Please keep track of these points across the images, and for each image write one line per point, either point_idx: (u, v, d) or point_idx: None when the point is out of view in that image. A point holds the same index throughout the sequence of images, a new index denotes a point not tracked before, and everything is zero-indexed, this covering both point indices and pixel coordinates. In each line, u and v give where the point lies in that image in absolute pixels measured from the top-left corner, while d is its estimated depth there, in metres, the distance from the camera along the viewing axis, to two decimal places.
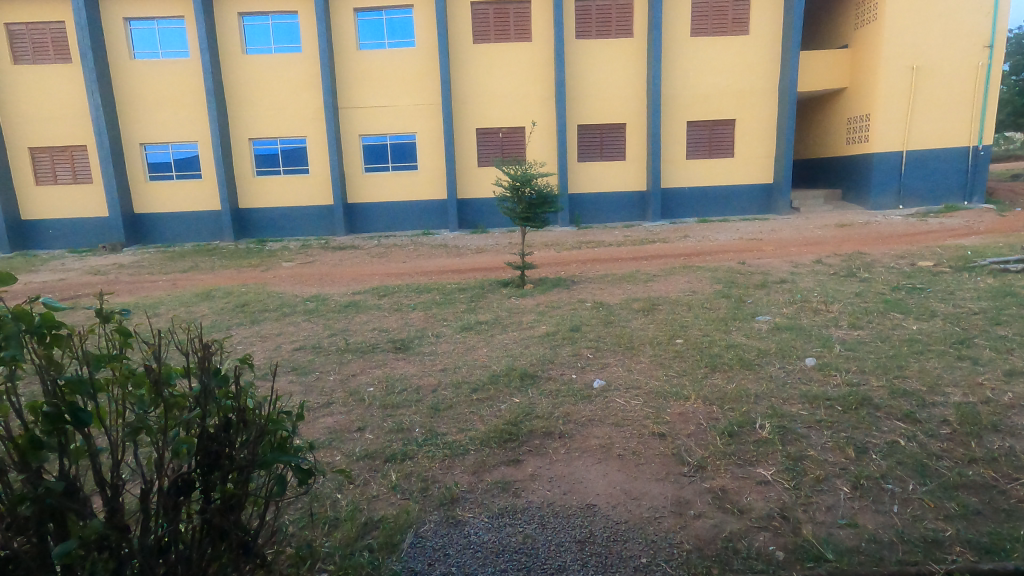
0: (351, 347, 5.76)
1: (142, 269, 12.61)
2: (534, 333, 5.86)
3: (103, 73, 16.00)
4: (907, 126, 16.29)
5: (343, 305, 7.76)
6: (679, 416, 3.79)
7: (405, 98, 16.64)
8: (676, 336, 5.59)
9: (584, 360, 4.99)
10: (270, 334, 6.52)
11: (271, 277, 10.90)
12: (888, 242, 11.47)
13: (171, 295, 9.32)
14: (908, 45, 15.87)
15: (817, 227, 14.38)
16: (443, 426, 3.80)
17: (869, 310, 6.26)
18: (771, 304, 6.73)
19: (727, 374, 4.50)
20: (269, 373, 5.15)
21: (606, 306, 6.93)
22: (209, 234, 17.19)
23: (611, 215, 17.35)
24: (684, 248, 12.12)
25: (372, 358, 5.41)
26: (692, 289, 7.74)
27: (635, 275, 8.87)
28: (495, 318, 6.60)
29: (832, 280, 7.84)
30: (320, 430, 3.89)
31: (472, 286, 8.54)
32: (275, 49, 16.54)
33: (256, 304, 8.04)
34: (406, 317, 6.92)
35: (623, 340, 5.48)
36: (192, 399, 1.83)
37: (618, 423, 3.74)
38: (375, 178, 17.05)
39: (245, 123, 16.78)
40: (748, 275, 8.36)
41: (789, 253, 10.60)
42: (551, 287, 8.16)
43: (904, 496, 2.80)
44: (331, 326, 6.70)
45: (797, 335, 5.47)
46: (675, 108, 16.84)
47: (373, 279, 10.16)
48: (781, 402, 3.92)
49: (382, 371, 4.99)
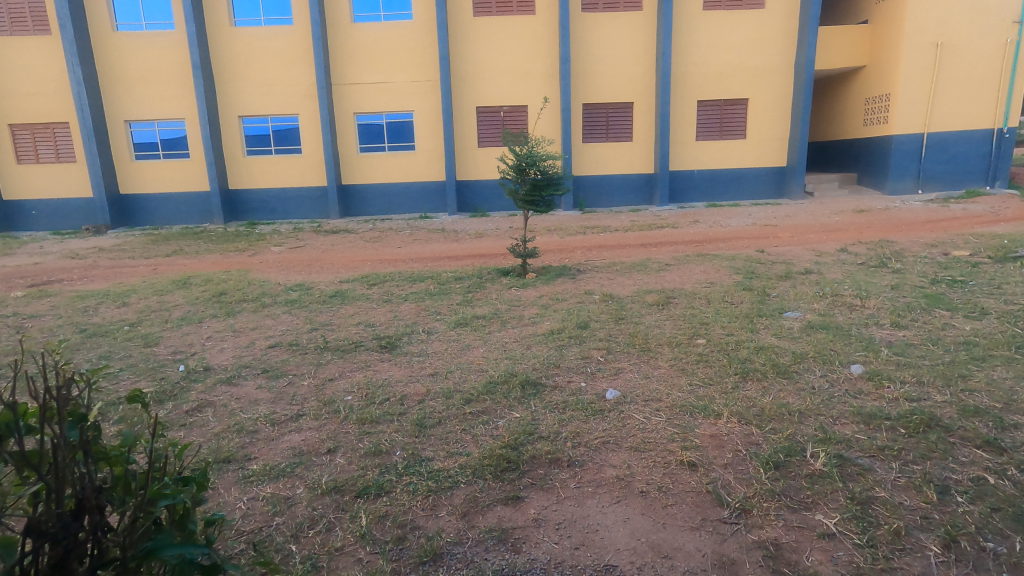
0: (332, 345, 5.14)
1: (124, 253, 12.00)
2: (537, 330, 5.21)
3: (84, 46, 15.22)
4: (929, 106, 15.50)
5: (328, 294, 7.13)
6: (711, 440, 3.16)
7: (401, 74, 15.82)
8: (698, 336, 4.96)
9: (594, 364, 4.35)
10: (244, 329, 5.88)
11: (257, 262, 10.28)
12: (912, 229, 10.81)
13: (146, 281, 8.67)
14: (933, 20, 15.02)
15: (833, 213, 13.69)
16: (428, 449, 3.19)
17: (912, 306, 5.61)
18: (799, 299, 6.07)
19: (762, 385, 3.86)
20: (234, 376, 4.52)
21: (616, 299, 6.29)
22: (198, 216, 16.51)
23: (617, 199, 16.64)
24: (694, 234, 11.47)
25: (355, 358, 4.79)
26: (709, 279, 7.08)
27: (646, 263, 8.21)
28: (493, 312, 5.96)
29: (862, 271, 7.18)
30: (282, 452, 3.26)
31: (469, 275, 7.86)
32: (264, 21, 15.68)
33: (234, 293, 7.39)
34: (396, 310, 6.28)
35: (637, 340, 4.84)
36: (40, 466, 1.25)
37: (637, 447, 3.13)
38: (371, 159, 16.31)
39: (234, 99, 15.99)
40: (769, 265, 7.69)
41: (809, 240, 9.92)
42: (555, 276, 7.51)
43: (1012, 560, 2.20)
44: (313, 320, 6.06)
45: (834, 336, 4.83)
46: (684, 85, 16.01)
47: (364, 265, 9.51)
48: (830, 422, 3.30)
49: (364, 376, 4.37)
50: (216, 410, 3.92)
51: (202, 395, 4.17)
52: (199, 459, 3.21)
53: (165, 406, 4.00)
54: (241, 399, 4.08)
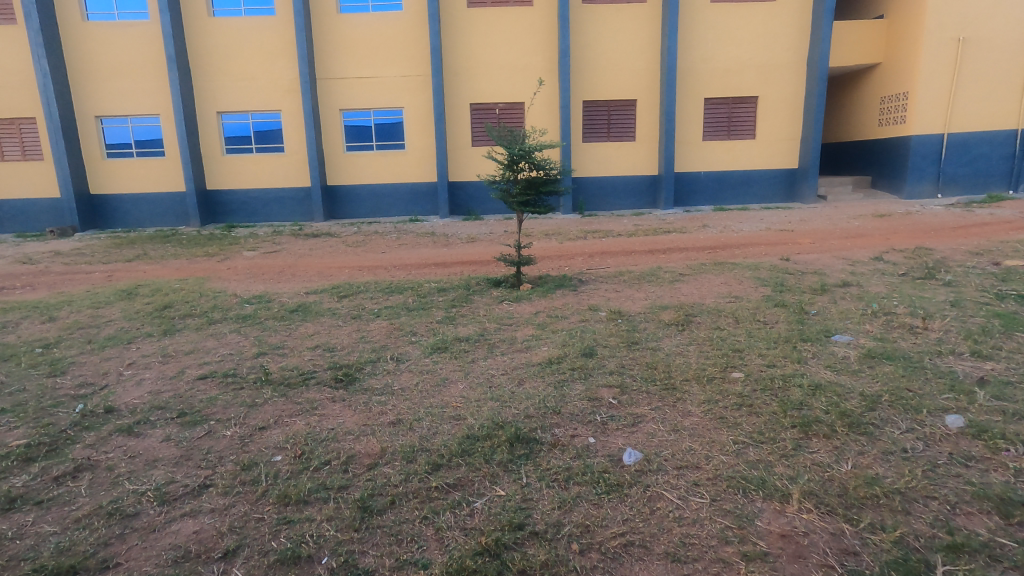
0: (276, 377, 4.12)
1: (81, 258, 10.96)
2: (531, 359, 4.20)
3: (52, 37, 14.24)
4: (950, 105, 14.62)
5: (290, 308, 6.12)
6: (783, 544, 2.16)
7: (390, 68, 14.87)
8: (733, 369, 3.96)
9: (605, 411, 3.34)
10: (176, 353, 4.85)
11: (224, 269, 9.31)
12: (943, 234, 9.89)
13: (89, 291, 7.65)
14: (955, 15, 14.17)
15: (851, 217, 12.77)
16: (370, 555, 2.19)
17: (987, 328, 4.62)
18: (845, 318, 5.08)
19: (834, 445, 2.86)
20: (140, 423, 3.48)
21: (625, 317, 5.29)
22: (173, 218, 15.48)
23: (620, 202, 15.69)
24: (705, 239, 10.52)
25: (300, 397, 3.76)
26: (732, 292, 6.11)
27: (657, 272, 7.23)
28: (479, 333, 4.95)
29: (908, 284, 6.23)
30: (157, 557, 2.25)
31: (455, 286, 6.87)
32: (244, 12, 14.74)
33: (181, 306, 6.36)
34: (364, 329, 5.29)
35: (657, 374, 3.85)
36: None
37: (677, 558, 2.13)
38: (358, 159, 15.32)
39: (211, 93, 15.00)
40: (799, 276, 6.72)
41: (833, 247, 8.98)
42: (554, 288, 6.52)
43: None
44: (263, 342, 5.04)
45: (905, 370, 3.83)
46: (691, 82, 15.08)
47: (340, 274, 8.52)
48: (949, 513, 2.30)
49: (308, 425, 3.36)
50: (96, 475, 2.90)
51: (87, 452, 3.14)
52: (33, 569, 2.19)
53: (29, 471, 2.96)
54: (136, 459, 3.05)
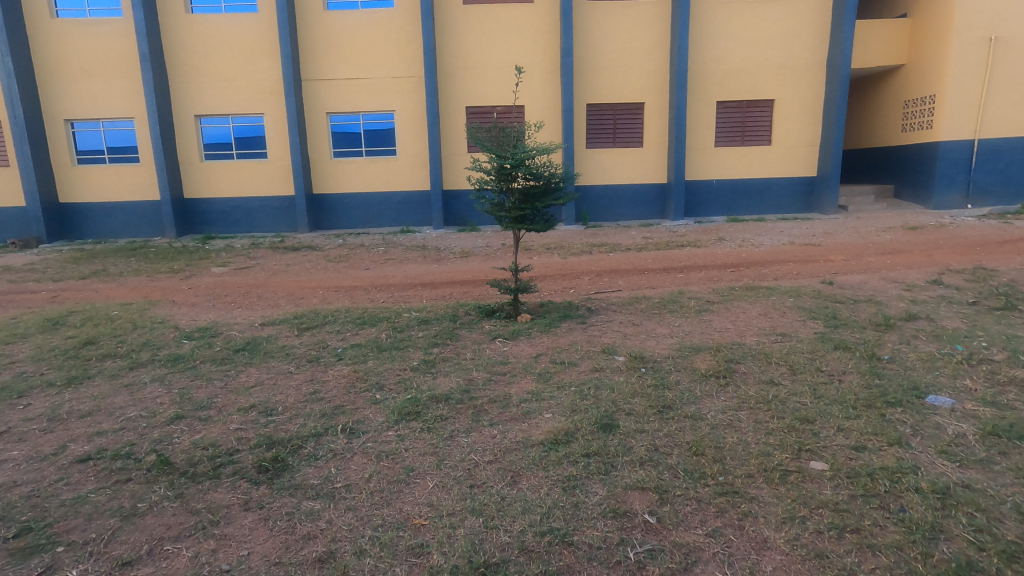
0: (179, 463, 2.98)
1: (32, 274, 9.87)
2: (533, 436, 3.07)
3: (17, 35, 13.20)
4: (982, 110, 13.55)
5: (236, 346, 5.01)
6: None
7: (380, 67, 13.83)
8: (813, 456, 2.83)
9: (640, 541, 2.23)
10: (69, 416, 3.73)
11: (183, 289, 8.22)
12: (991, 251, 8.82)
13: (14, 319, 6.53)
14: (987, 13, 13.15)
15: (879, 230, 11.69)
16: None
17: None
18: (932, 368, 3.96)
19: None
20: None
21: (650, 364, 4.17)
22: (147, 228, 14.39)
23: (626, 212, 14.60)
24: (725, 255, 9.45)
25: (199, 502, 2.64)
26: (777, 327, 5.01)
27: (680, 299, 6.12)
28: (462, 389, 3.82)
29: (988, 317, 5.14)
30: None
31: (440, 316, 5.77)
32: (225, 9, 13.74)
33: (106, 343, 5.24)
34: (319, 379, 4.17)
35: (708, 467, 2.72)
36: None
37: None
38: (345, 165, 14.25)
39: (188, 95, 13.95)
40: (851, 305, 5.64)
41: (874, 266, 7.91)
42: (557, 321, 5.41)
43: None
44: (186, 398, 3.92)
45: None
46: (702, 83, 14.04)
47: (312, 296, 7.41)
48: None
49: (193, 561, 2.24)
50: None
51: None
52: None
53: None
54: None
